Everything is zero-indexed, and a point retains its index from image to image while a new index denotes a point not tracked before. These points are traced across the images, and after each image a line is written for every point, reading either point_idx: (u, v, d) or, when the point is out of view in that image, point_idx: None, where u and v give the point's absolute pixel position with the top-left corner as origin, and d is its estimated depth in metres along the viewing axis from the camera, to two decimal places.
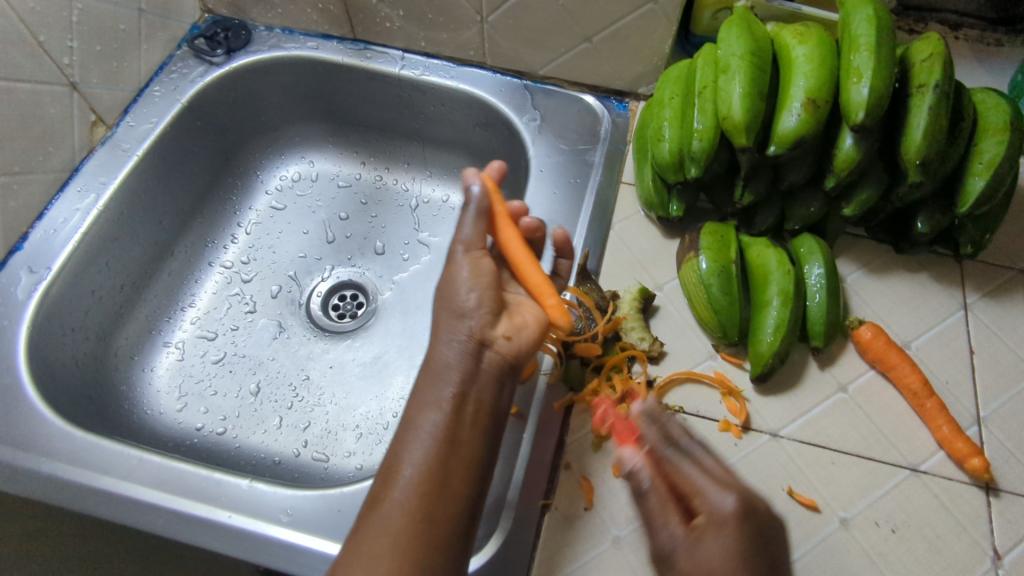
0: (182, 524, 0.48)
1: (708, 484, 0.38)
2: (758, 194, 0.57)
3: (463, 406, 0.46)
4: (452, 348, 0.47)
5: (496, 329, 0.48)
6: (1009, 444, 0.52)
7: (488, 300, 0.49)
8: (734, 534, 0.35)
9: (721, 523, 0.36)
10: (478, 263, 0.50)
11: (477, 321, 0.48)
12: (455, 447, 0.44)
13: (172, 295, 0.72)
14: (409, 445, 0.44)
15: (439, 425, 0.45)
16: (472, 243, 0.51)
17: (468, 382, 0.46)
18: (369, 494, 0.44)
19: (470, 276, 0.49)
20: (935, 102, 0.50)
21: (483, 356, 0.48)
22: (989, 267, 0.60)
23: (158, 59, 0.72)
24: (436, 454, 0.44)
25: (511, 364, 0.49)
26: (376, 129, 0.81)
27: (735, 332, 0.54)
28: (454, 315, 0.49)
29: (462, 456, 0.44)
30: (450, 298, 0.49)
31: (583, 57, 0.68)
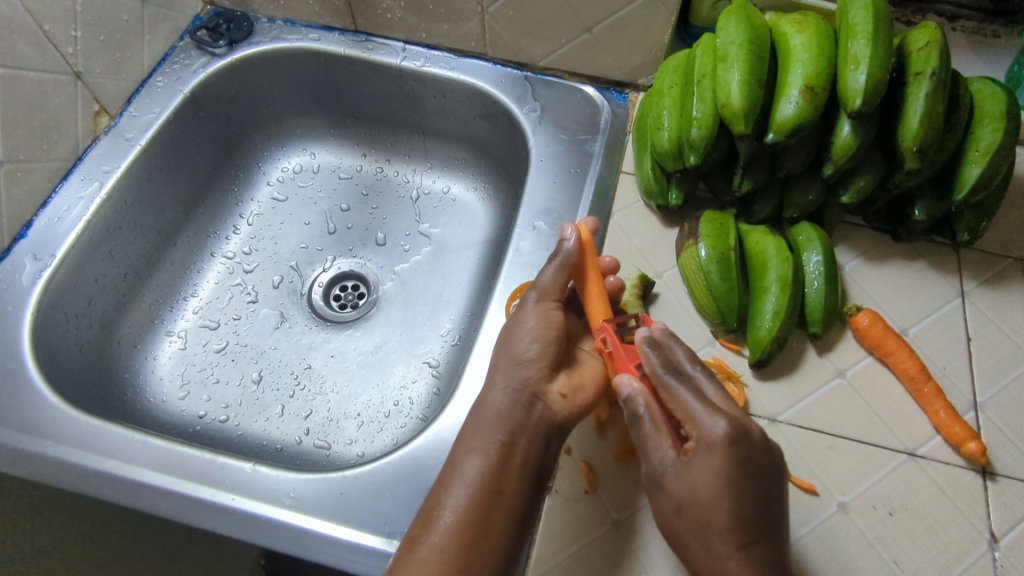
0: (186, 506, 0.48)
1: (700, 409, 0.43)
2: (757, 182, 0.58)
3: (510, 456, 0.47)
4: (503, 392, 0.49)
5: (551, 387, 0.50)
6: (1005, 429, 0.52)
7: (547, 355, 0.51)
8: (724, 468, 0.41)
9: (710, 448, 0.42)
10: (547, 315, 0.52)
11: (534, 374, 0.50)
12: (497, 497, 0.45)
13: (175, 284, 0.72)
14: (451, 489, 0.46)
15: (484, 469, 0.46)
16: (547, 293, 0.52)
17: (516, 432, 0.48)
18: (407, 533, 0.45)
19: (536, 324, 0.51)
20: (932, 89, 0.51)
21: (534, 409, 0.49)
22: (987, 255, 0.61)
23: (161, 50, 0.72)
24: (477, 501, 0.45)
25: (559, 425, 0.50)
26: (377, 121, 0.81)
27: (734, 317, 0.54)
28: (508, 357, 0.51)
29: (504, 507, 0.45)
30: (509, 343, 0.51)
31: (583, 48, 0.69)
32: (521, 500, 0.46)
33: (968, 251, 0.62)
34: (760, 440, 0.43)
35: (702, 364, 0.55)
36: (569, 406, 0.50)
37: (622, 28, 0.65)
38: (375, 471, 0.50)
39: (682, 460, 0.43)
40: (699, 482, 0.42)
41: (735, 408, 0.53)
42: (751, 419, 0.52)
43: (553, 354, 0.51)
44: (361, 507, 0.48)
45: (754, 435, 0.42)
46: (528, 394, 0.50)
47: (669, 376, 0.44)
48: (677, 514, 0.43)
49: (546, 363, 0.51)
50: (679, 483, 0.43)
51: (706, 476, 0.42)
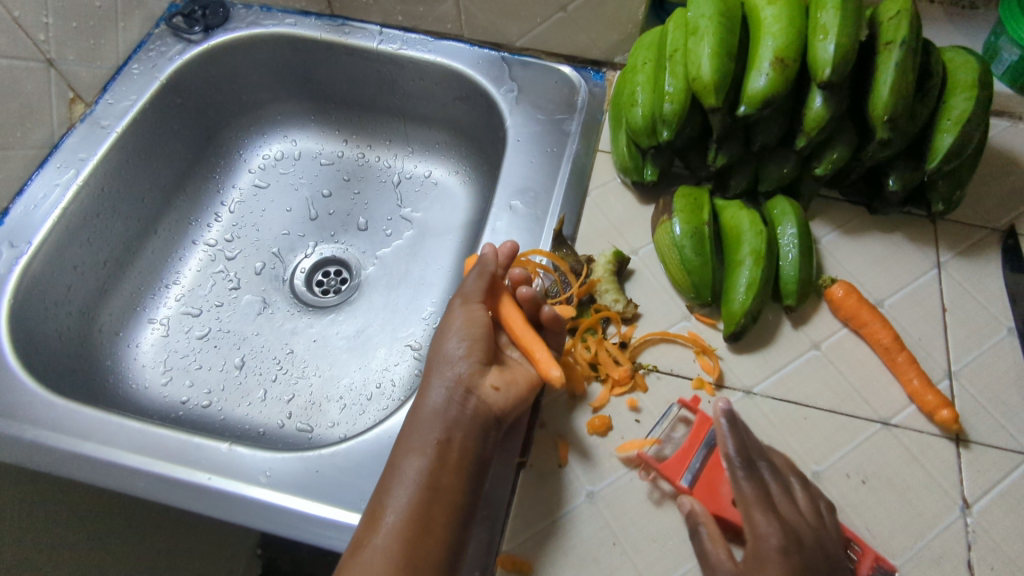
0: (163, 487, 0.49)
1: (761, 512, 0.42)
2: (731, 156, 0.58)
3: (448, 449, 0.45)
4: (440, 393, 0.47)
5: (484, 380, 0.48)
6: (979, 397, 0.53)
7: (478, 349, 0.49)
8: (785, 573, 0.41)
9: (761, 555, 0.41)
10: (473, 313, 0.50)
11: (465, 371, 0.48)
12: (437, 493, 0.43)
13: (157, 272, 0.72)
14: (394, 490, 0.43)
15: (426, 468, 0.44)
16: (470, 297, 0.51)
17: (453, 427, 0.45)
18: (352, 539, 0.43)
19: (461, 321, 0.50)
20: (902, 58, 0.51)
21: (468, 403, 0.47)
22: (962, 227, 0.62)
23: (135, 37, 0.72)
24: (420, 496, 0.43)
25: (495, 417, 0.47)
26: (357, 106, 0.81)
27: (708, 292, 0.54)
28: (443, 360, 0.48)
29: (447, 501, 0.43)
30: (441, 342, 0.50)
31: (558, 27, 0.68)
32: (467, 496, 0.44)
33: (943, 223, 0.62)
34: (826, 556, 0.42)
35: (678, 338, 0.55)
36: (502, 398, 0.47)
37: (596, 5, 0.64)
38: (350, 449, 0.50)
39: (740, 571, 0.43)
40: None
41: (711, 381, 0.53)
42: (725, 391, 0.53)
43: (484, 347, 0.49)
44: (337, 484, 0.48)
45: (781, 503, 0.43)
46: (463, 390, 0.47)
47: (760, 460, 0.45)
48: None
49: (479, 359, 0.48)
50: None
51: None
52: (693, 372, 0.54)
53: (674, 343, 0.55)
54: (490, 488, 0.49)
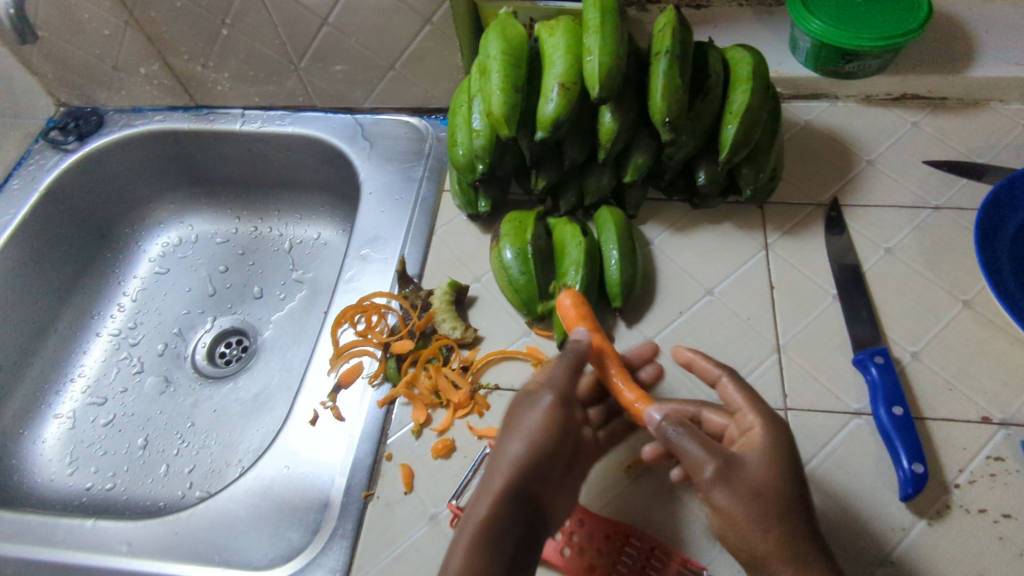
0: (28, 570, 0.50)
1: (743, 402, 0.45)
2: (551, 177, 0.61)
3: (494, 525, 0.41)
4: (516, 450, 0.43)
5: (555, 496, 0.44)
6: (806, 365, 0.55)
7: (556, 460, 0.44)
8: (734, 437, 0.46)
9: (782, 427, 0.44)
10: (553, 417, 0.45)
11: (535, 486, 0.43)
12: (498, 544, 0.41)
13: (60, 367, 0.76)
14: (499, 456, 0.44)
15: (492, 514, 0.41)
16: (564, 393, 0.46)
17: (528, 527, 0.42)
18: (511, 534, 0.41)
19: (545, 429, 0.44)
20: (669, 65, 0.55)
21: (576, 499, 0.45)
22: (790, 206, 0.65)
23: (15, 155, 0.77)
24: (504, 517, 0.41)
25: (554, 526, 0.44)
26: (237, 185, 0.86)
27: (537, 306, 0.57)
28: (556, 427, 0.44)
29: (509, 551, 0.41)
30: (504, 442, 0.44)
31: (394, 85, 0.73)
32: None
33: (770, 205, 0.65)
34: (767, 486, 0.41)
35: (517, 355, 0.57)
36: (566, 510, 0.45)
37: (419, 61, 0.70)
38: (207, 508, 0.53)
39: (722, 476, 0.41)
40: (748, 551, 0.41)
41: None
42: None
43: (558, 459, 0.44)
44: (194, 544, 0.51)
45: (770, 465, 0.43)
46: (529, 499, 0.43)
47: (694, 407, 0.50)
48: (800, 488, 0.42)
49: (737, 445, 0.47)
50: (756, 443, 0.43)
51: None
52: None
53: (515, 360, 0.57)
54: (338, 525, 0.50)
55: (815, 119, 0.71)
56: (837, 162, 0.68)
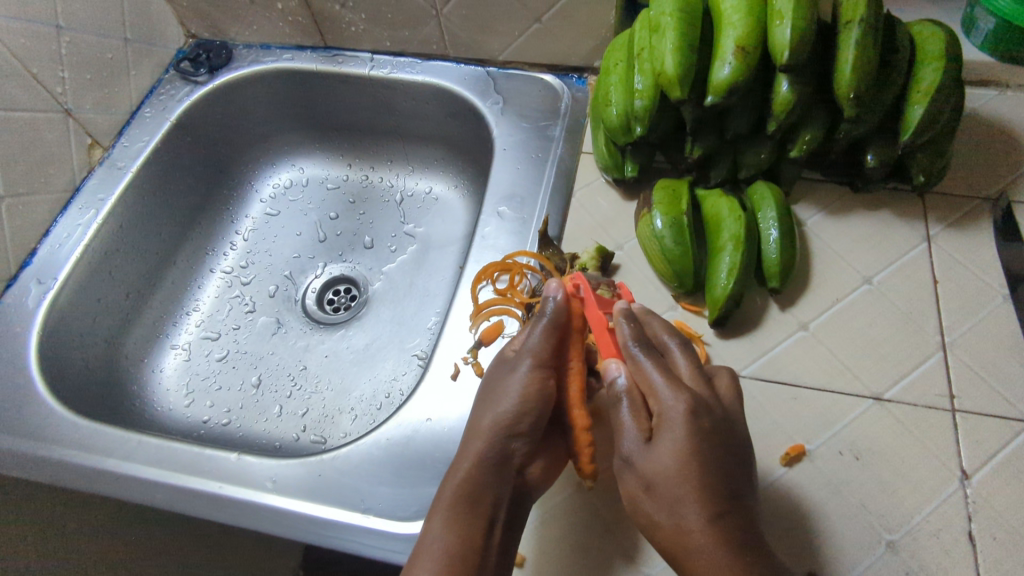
0: (178, 496, 0.52)
1: (664, 384, 0.44)
2: (707, 146, 0.58)
3: (480, 488, 0.47)
4: (513, 401, 0.48)
5: (530, 463, 0.49)
6: (975, 366, 0.52)
7: (532, 429, 0.49)
8: (689, 442, 0.42)
9: (688, 493, 0.42)
10: (541, 385, 0.49)
11: (516, 447, 0.48)
12: (478, 497, 0.46)
13: (178, 300, 0.77)
14: (491, 404, 0.49)
15: (479, 468, 0.47)
16: (541, 359, 0.49)
17: (477, 495, 0.46)
18: (472, 491, 0.46)
19: (528, 394, 0.48)
20: (862, 35, 0.50)
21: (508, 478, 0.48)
22: (951, 198, 0.60)
23: (147, 83, 0.78)
24: (486, 471, 0.47)
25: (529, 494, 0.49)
26: (354, 131, 0.85)
27: (690, 280, 0.55)
28: (533, 405, 0.48)
29: (502, 500, 0.47)
30: (491, 407, 0.49)
31: (537, 38, 0.71)
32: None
33: (930, 195, 0.61)
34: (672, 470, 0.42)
35: None
36: (546, 480, 0.49)
37: (568, 15, 0.67)
38: (350, 453, 0.53)
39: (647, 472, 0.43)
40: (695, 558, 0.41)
41: None
42: None
43: (538, 428, 0.49)
44: (338, 487, 0.51)
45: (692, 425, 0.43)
46: (510, 460, 0.48)
47: (635, 350, 0.45)
48: (646, 491, 0.44)
49: (720, 443, 0.43)
50: (641, 470, 0.44)
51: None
52: None
53: None
54: None
55: (979, 107, 0.64)
56: (1007, 152, 0.62)
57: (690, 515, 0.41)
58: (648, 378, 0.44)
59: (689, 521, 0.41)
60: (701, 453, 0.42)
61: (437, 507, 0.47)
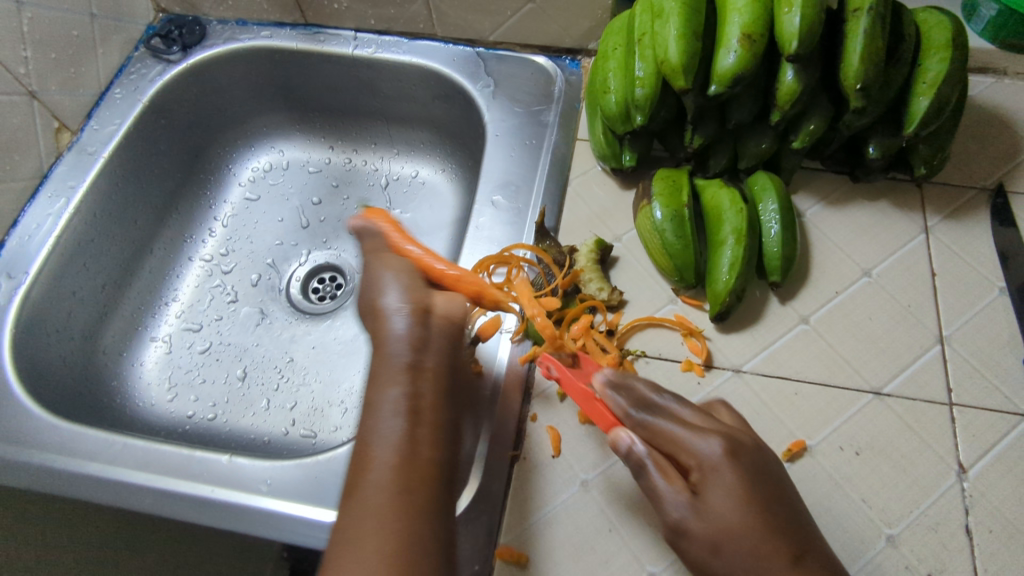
0: (169, 501, 0.50)
1: (687, 433, 0.40)
2: (708, 136, 0.57)
3: (400, 349, 0.40)
4: (386, 268, 0.44)
5: (437, 297, 0.44)
6: (973, 360, 0.52)
7: (419, 277, 0.44)
8: (738, 483, 0.38)
9: (762, 551, 0.37)
10: (404, 256, 0.46)
11: (415, 292, 0.43)
12: (400, 350, 0.40)
13: (156, 290, 0.74)
14: (380, 270, 0.45)
15: (391, 324, 0.41)
16: (393, 241, 0.48)
17: (409, 347, 0.40)
18: (391, 343, 0.41)
19: (395, 265, 0.45)
20: (871, 25, 0.49)
21: (431, 322, 0.42)
22: (949, 189, 0.60)
23: (116, 62, 0.74)
24: (403, 318, 0.41)
25: (459, 331, 0.43)
26: (337, 112, 0.81)
27: (691, 274, 0.54)
28: (408, 268, 0.45)
29: (434, 344, 0.41)
30: (370, 285, 0.44)
31: (530, 18, 0.70)
32: (434, 462, 0.37)
33: (928, 186, 0.60)
34: (741, 525, 0.37)
35: (665, 322, 0.55)
36: (464, 307, 0.44)
37: None
38: (346, 453, 0.51)
39: (712, 537, 0.38)
40: None
41: (699, 363, 0.53)
42: (714, 371, 0.53)
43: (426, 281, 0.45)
44: (336, 489, 0.50)
45: (735, 469, 0.39)
46: (415, 308, 0.42)
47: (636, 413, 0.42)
48: (715, 555, 0.38)
49: (760, 475, 0.40)
50: (701, 537, 0.38)
51: (391, 430, 0.37)
52: (681, 355, 0.54)
53: (662, 327, 0.56)
54: (485, 484, 0.50)
55: (976, 96, 0.64)
56: (1004, 142, 0.61)
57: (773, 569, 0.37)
58: (664, 431, 0.41)
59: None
60: (756, 494, 0.39)
61: (365, 382, 0.40)
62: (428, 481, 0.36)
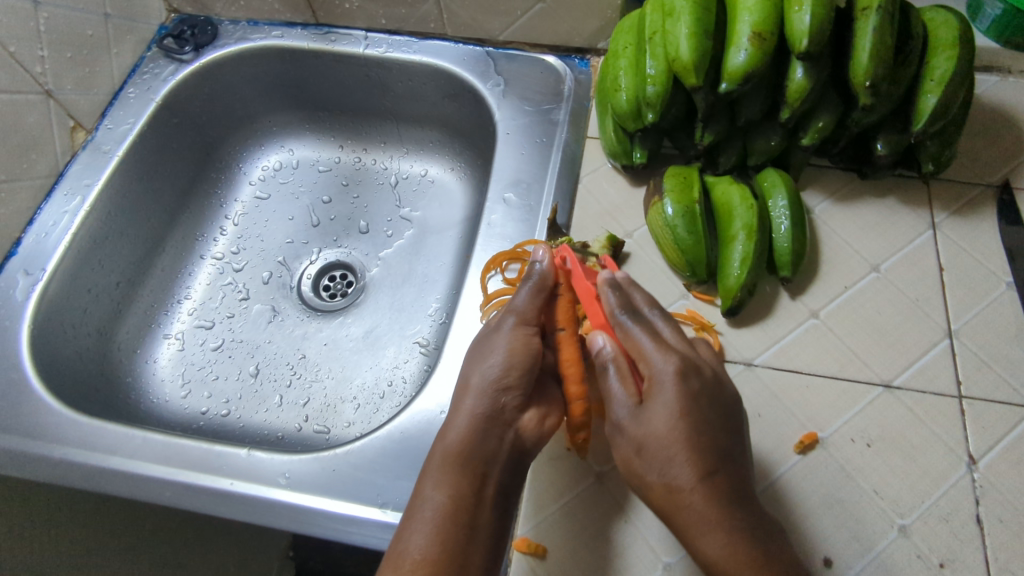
0: (189, 493, 0.51)
1: (653, 348, 0.44)
2: (718, 133, 0.57)
3: (471, 454, 0.46)
4: (501, 354, 0.48)
5: (524, 413, 0.48)
6: (981, 353, 0.53)
7: (525, 382, 0.48)
8: (678, 402, 0.43)
9: (676, 460, 0.42)
10: (527, 341, 0.49)
11: (507, 402, 0.47)
12: (466, 457, 0.45)
13: (169, 288, 0.74)
14: (484, 359, 0.48)
15: (471, 427, 0.46)
16: (525, 317, 0.50)
17: (480, 456, 0.46)
18: (468, 450, 0.46)
19: (514, 349, 0.48)
20: (880, 23, 0.50)
21: (506, 436, 0.47)
22: (955, 185, 0.61)
23: (129, 62, 0.74)
24: (479, 427, 0.46)
25: (525, 454, 0.48)
26: (346, 111, 0.82)
27: (702, 269, 0.55)
28: (524, 363, 0.48)
29: (498, 460, 0.46)
30: (477, 365, 0.48)
31: (540, 18, 0.70)
32: (476, 572, 0.43)
33: (935, 182, 0.61)
34: (668, 431, 0.42)
35: (677, 317, 0.56)
36: (540, 433, 0.48)
37: None
38: (363, 446, 0.52)
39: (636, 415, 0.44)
40: (707, 537, 0.40)
41: None
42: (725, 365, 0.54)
43: (529, 382, 0.49)
44: (354, 481, 0.50)
45: (694, 389, 0.43)
46: (500, 415, 0.47)
47: (622, 316, 0.46)
48: (636, 454, 0.43)
49: (708, 403, 0.43)
50: (633, 433, 0.44)
51: (430, 508, 0.44)
52: None
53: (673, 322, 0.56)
54: None
55: (982, 93, 0.65)
56: (1010, 139, 0.62)
57: (681, 475, 0.41)
58: (638, 342, 0.45)
59: (680, 480, 0.41)
60: (700, 422, 0.42)
61: (427, 468, 0.46)
62: None
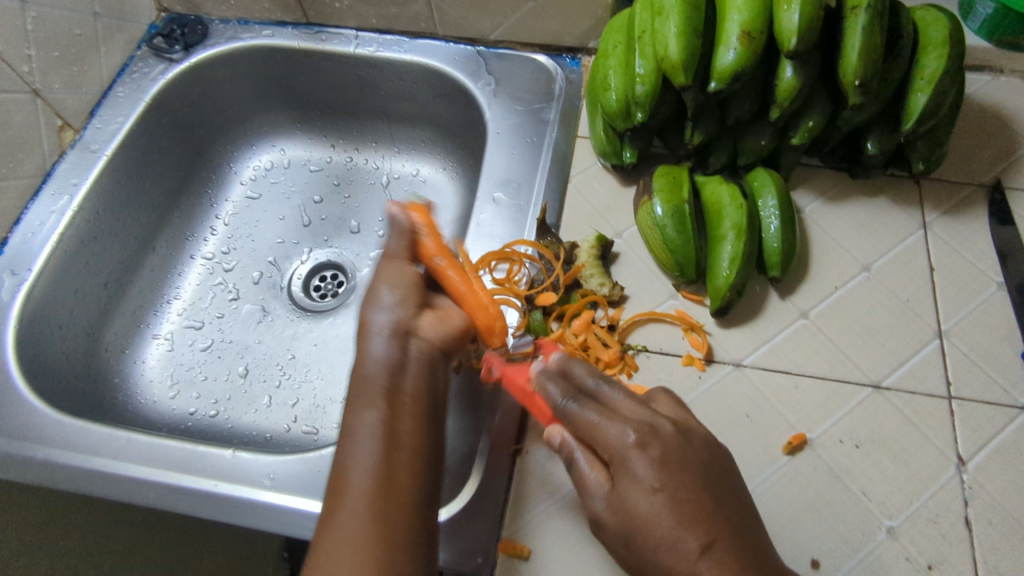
0: (172, 495, 0.51)
1: (602, 422, 0.40)
2: (708, 132, 0.57)
3: (388, 371, 0.45)
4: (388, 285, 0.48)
5: (422, 319, 0.48)
6: (972, 354, 0.52)
7: (413, 295, 0.48)
8: (650, 477, 0.37)
9: (675, 543, 0.36)
10: (402, 267, 0.50)
11: (401, 313, 0.47)
12: (385, 376, 0.44)
13: (158, 288, 0.74)
14: (376, 292, 0.48)
15: (381, 348, 0.45)
16: (394, 253, 0.51)
17: (394, 373, 0.45)
18: (382, 371, 0.45)
19: (395, 274, 0.49)
20: (869, 22, 0.49)
21: (411, 346, 0.46)
22: (947, 185, 0.60)
23: (119, 60, 0.74)
24: (391, 345, 0.45)
25: (440, 357, 0.47)
26: (338, 111, 0.82)
27: (691, 270, 0.54)
28: (407, 282, 0.49)
29: (415, 372, 0.45)
30: (371, 299, 0.48)
31: (532, 17, 0.70)
32: (419, 479, 0.41)
33: (926, 183, 0.61)
34: (657, 515, 0.37)
35: (666, 317, 0.56)
36: (443, 330, 0.48)
37: None
38: None
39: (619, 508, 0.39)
40: None
41: (700, 357, 0.54)
42: (715, 366, 0.54)
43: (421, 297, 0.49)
44: None
45: (654, 451, 0.38)
46: (400, 328, 0.46)
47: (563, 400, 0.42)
48: (627, 544, 0.38)
49: (682, 465, 0.38)
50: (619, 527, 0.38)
51: (366, 456, 0.41)
52: (682, 349, 0.54)
53: (663, 322, 0.56)
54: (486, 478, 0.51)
55: (975, 93, 0.64)
56: (1002, 139, 0.62)
57: (678, 554, 0.36)
58: (587, 425, 0.40)
59: (679, 560, 0.36)
60: (679, 489, 0.37)
61: (350, 402, 0.44)
62: (403, 503, 0.40)
